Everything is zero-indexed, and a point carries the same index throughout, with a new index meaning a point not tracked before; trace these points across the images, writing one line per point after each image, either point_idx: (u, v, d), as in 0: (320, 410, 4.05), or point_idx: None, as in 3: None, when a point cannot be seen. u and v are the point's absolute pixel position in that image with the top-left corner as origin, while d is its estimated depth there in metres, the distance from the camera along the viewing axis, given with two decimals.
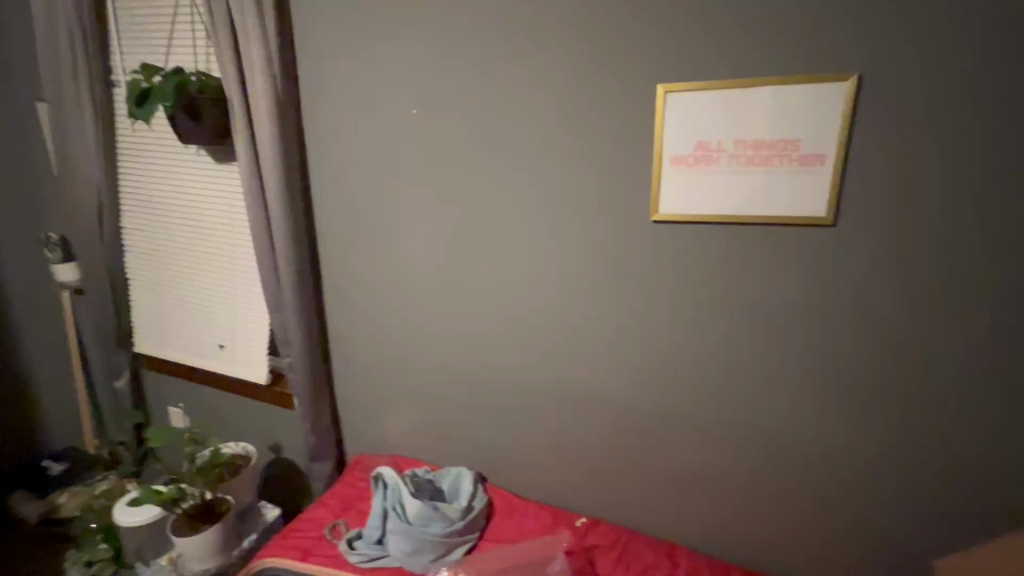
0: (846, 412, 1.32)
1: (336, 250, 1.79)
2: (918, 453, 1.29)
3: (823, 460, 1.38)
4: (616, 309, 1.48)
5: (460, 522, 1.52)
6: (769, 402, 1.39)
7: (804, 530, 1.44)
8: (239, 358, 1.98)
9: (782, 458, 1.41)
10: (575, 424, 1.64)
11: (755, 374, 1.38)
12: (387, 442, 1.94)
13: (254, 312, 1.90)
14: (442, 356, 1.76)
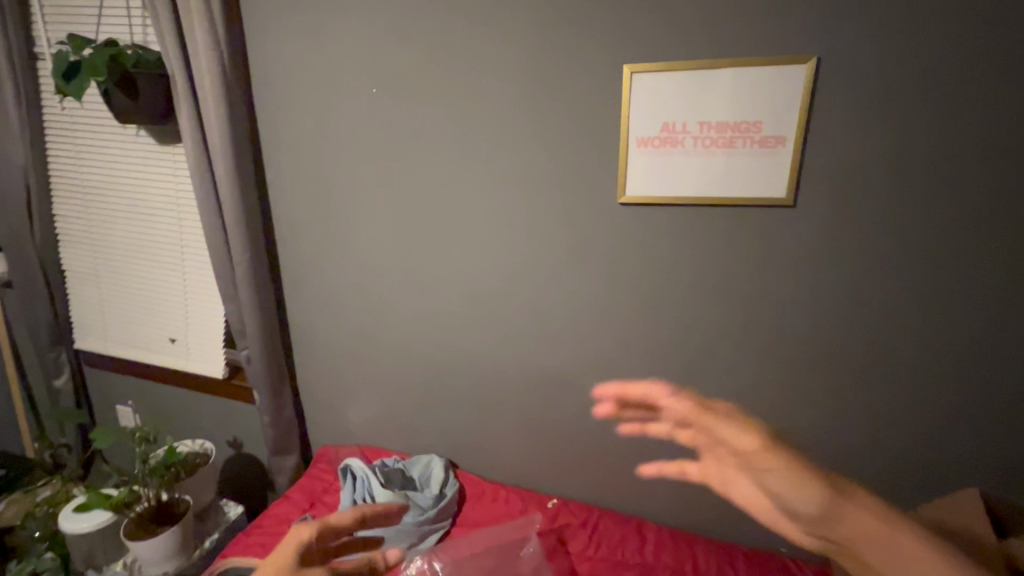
0: (803, 385, 1.38)
1: (293, 237, 1.71)
2: (868, 421, 1.36)
3: (781, 433, 1.43)
4: (583, 293, 1.48)
5: (433, 510, 1.51)
6: (732, 379, 1.43)
7: None
8: (192, 352, 1.88)
9: None
10: (545, 407, 1.64)
11: (717, 353, 1.42)
12: (353, 433, 1.90)
13: (206, 303, 1.80)
14: (409, 344, 1.72)
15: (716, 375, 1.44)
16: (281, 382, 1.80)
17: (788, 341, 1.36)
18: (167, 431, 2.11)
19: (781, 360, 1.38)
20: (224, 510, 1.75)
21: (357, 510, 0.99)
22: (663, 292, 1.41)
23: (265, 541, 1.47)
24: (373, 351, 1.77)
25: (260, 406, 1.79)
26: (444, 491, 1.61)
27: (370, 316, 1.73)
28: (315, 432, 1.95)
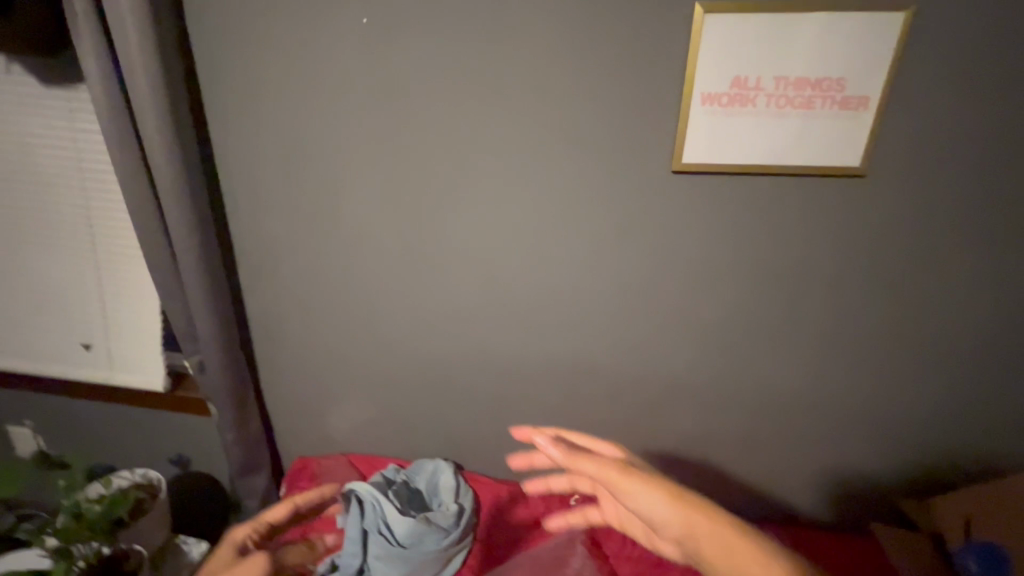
0: (847, 364, 1.33)
1: (253, 211, 1.37)
2: (906, 396, 1.34)
3: (819, 412, 1.38)
4: (620, 274, 1.31)
5: (457, 529, 1.31)
6: (775, 360, 1.35)
7: (794, 477, 1.47)
8: (119, 360, 1.48)
9: (781, 414, 1.40)
10: (567, 402, 1.47)
11: (762, 335, 1.32)
12: (338, 437, 1.65)
13: (136, 298, 1.41)
14: (407, 336, 1.47)
15: (760, 358, 1.35)
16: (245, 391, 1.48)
17: (839, 321, 1.28)
18: (89, 452, 1.71)
19: (829, 340, 1.31)
20: (184, 549, 1.43)
21: (288, 503, 1.18)
22: (711, 271, 1.27)
23: None
24: (362, 346, 1.51)
25: (220, 421, 1.46)
26: (460, 501, 1.39)
27: (358, 306, 1.45)
28: (289, 438, 1.67)
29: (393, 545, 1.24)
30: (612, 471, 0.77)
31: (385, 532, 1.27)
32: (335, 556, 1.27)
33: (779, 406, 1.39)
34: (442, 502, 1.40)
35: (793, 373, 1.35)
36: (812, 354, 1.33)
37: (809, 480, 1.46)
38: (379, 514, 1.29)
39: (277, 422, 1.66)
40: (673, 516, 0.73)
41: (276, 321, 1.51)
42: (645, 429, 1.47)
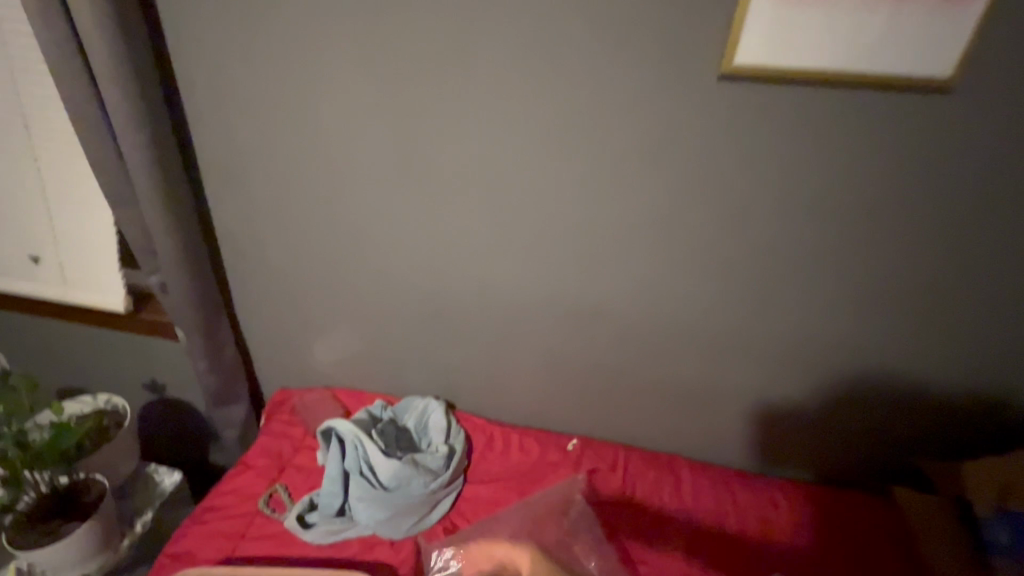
0: (899, 323, 1.14)
1: (227, 106, 1.20)
2: (962, 363, 1.16)
3: (857, 374, 1.21)
4: (643, 202, 1.12)
5: (445, 472, 1.22)
6: (816, 313, 1.16)
7: (819, 445, 1.31)
8: (73, 277, 1.33)
9: (814, 374, 1.23)
10: (571, 346, 1.33)
11: (809, 284, 1.14)
12: (322, 370, 1.52)
13: (87, 207, 1.24)
14: (397, 263, 1.32)
15: (802, 311, 1.17)
16: (215, 315, 1.34)
17: (901, 271, 1.09)
18: (54, 374, 1.59)
19: (884, 296, 1.12)
20: (155, 480, 1.33)
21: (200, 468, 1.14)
22: (753, 205, 1.08)
23: (227, 529, 1.12)
24: (349, 271, 1.36)
25: (188, 347, 1.33)
26: (450, 443, 1.29)
27: (344, 223, 1.30)
28: (269, 369, 1.55)
29: (376, 487, 1.16)
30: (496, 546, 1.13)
31: (368, 473, 1.18)
32: (314, 494, 1.18)
33: (813, 367, 1.23)
34: (430, 443, 1.31)
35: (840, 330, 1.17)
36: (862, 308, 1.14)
37: (837, 447, 1.31)
38: (362, 455, 1.19)
39: (256, 351, 1.53)
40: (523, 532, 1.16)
41: (254, 238, 1.36)
42: (658, 379, 1.33)
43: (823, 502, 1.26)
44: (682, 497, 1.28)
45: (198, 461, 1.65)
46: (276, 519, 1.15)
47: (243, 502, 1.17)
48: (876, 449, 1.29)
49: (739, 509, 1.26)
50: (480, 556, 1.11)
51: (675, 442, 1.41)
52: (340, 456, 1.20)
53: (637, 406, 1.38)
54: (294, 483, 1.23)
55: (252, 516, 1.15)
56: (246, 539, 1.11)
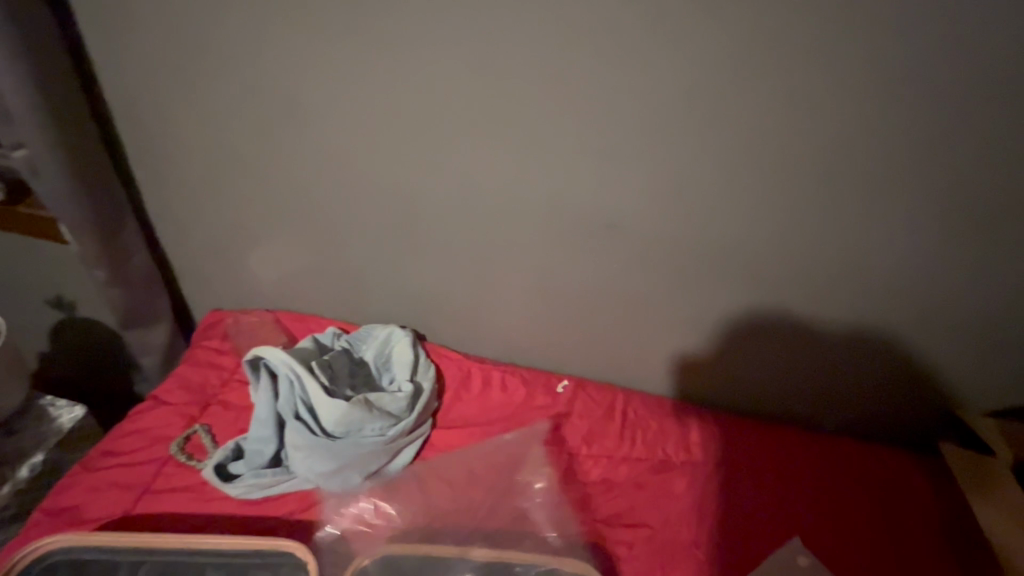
0: (996, 254, 0.88)
1: None
2: None
3: (923, 318, 0.97)
4: (673, 72, 0.82)
5: (409, 416, 0.99)
6: (888, 240, 0.90)
7: (858, 398, 1.09)
8: None
9: (869, 316, 0.99)
10: (569, 268, 1.07)
11: (888, 199, 0.86)
12: (264, 290, 1.25)
13: None
14: (351, 152, 1.03)
15: (872, 235, 0.90)
16: (115, 213, 1.06)
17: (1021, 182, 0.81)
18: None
19: (989, 213, 0.84)
20: (50, 415, 1.08)
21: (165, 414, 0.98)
22: (831, 82, 0.78)
23: (127, 480, 0.89)
24: (291, 161, 1.07)
25: (79, 253, 1.03)
26: (417, 381, 1.06)
27: (280, 93, 0.99)
28: (201, 286, 1.28)
29: (317, 435, 0.92)
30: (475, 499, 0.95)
31: (307, 417, 0.94)
32: (241, 440, 0.95)
33: (873, 308, 0.98)
34: (393, 380, 1.07)
35: (919, 261, 0.91)
36: (954, 233, 0.87)
37: (878, 403, 1.09)
38: (301, 394, 0.95)
39: (182, 263, 1.25)
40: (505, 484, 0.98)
41: (166, 111, 1.06)
42: (673, 316, 1.08)
43: (861, 462, 1.05)
44: (690, 451, 1.07)
45: (122, 392, 1.40)
46: (193, 468, 0.91)
47: (151, 446, 0.94)
48: (929, 406, 1.08)
49: (760, 470, 1.04)
50: (442, 516, 0.91)
51: (687, 390, 1.18)
52: (272, 394, 0.96)
53: (644, 346, 1.14)
54: (219, 423, 0.99)
55: (162, 464, 0.92)
56: (150, 492, 0.88)
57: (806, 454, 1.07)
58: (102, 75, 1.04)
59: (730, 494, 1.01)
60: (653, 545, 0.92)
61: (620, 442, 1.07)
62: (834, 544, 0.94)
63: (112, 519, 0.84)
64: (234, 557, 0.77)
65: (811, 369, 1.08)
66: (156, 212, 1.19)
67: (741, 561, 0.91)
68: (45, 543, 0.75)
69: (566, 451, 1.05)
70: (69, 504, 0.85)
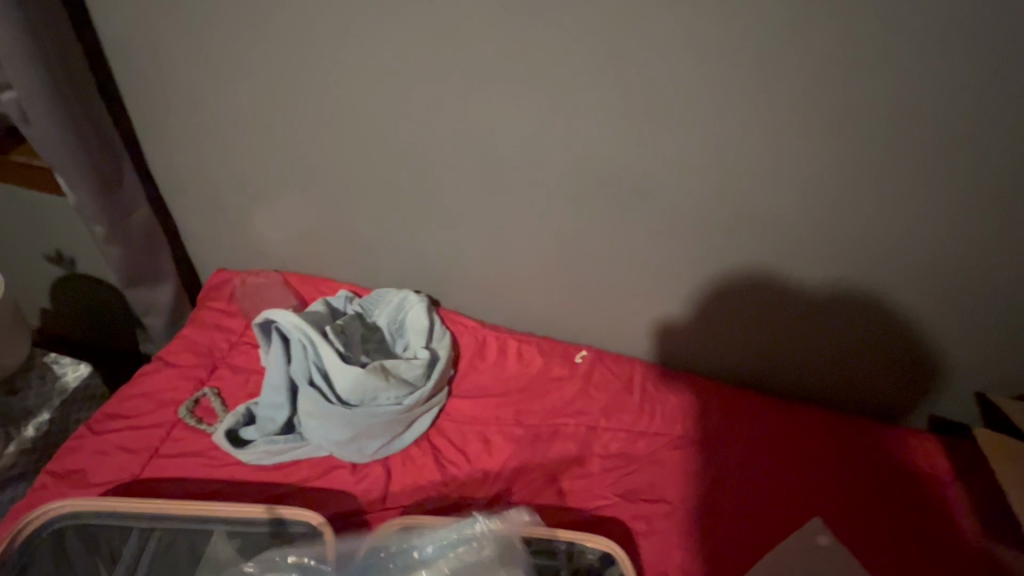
0: None
1: None
2: None
3: (973, 299, 0.90)
4: (721, 25, 0.74)
5: (425, 384, 0.96)
6: (949, 218, 0.82)
7: (896, 376, 1.03)
8: None
9: (919, 296, 0.92)
10: (595, 237, 1.00)
11: (949, 171, 0.78)
12: (270, 249, 1.19)
13: None
14: (364, 106, 0.95)
15: (928, 210, 0.82)
16: (111, 163, 0.99)
17: None
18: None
19: None
20: (54, 373, 1.05)
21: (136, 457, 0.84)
22: (900, 37, 0.69)
23: (134, 443, 0.86)
24: (297, 113, 0.99)
25: (75, 205, 0.98)
26: (433, 348, 1.02)
27: (285, 37, 0.90)
28: (204, 244, 1.22)
29: (331, 401, 0.89)
30: (485, 480, 0.91)
31: (320, 384, 0.90)
32: (252, 405, 0.92)
33: (919, 286, 0.90)
34: (408, 346, 1.03)
35: (972, 237, 0.84)
36: (1023, 211, 0.79)
37: (919, 384, 1.03)
38: (314, 359, 0.91)
39: (185, 219, 1.19)
40: (515, 465, 0.94)
41: (162, 54, 0.97)
42: (702, 289, 1.02)
43: (882, 444, 1.02)
44: (710, 430, 1.03)
45: (128, 350, 1.37)
46: (203, 432, 0.89)
47: (159, 410, 0.91)
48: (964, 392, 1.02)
49: (781, 448, 1.01)
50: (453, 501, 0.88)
51: (714, 364, 1.13)
52: (284, 358, 0.92)
53: (672, 320, 1.09)
54: (229, 387, 0.96)
55: (171, 427, 0.89)
56: (159, 456, 0.85)
57: (828, 432, 1.03)
58: (91, 10, 0.95)
59: (750, 472, 0.97)
60: (672, 519, 0.90)
61: (639, 415, 1.04)
62: (853, 524, 0.91)
63: (122, 482, 0.81)
64: (247, 525, 0.75)
65: (842, 350, 1.02)
66: (155, 165, 1.12)
67: (756, 543, 0.88)
68: (53, 507, 0.73)
69: (583, 423, 1.02)
70: (74, 467, 0.83)
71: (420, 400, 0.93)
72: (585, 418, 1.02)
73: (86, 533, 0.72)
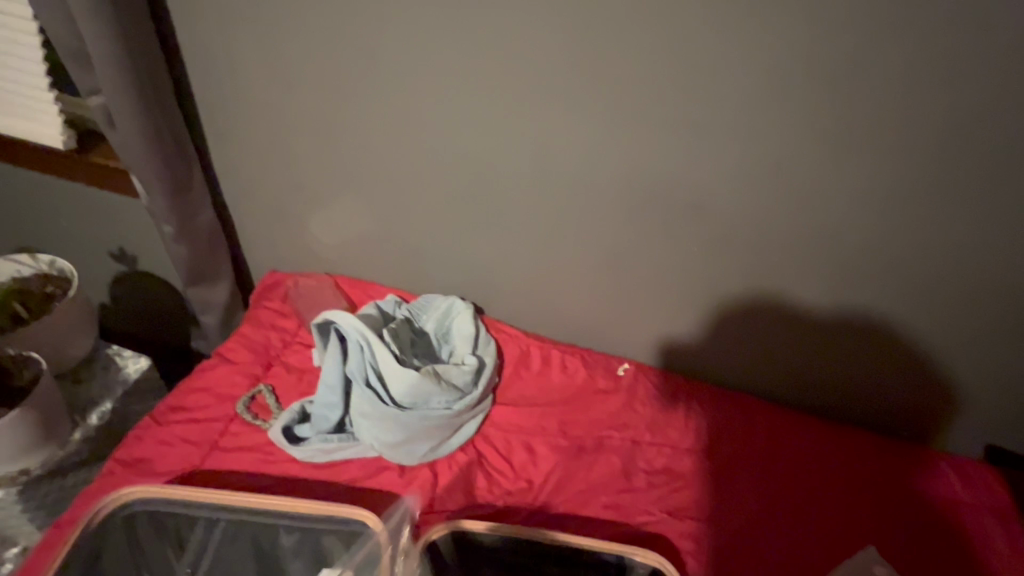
0: None
1: None
2: None
3: None
4: (782, 49, 0.75)
5: (474, 390, 0.97)
6: (1013, 241, 0.81)
7: (961, 402, 0.99)
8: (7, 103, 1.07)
9: (981, 320, 0.89)
10: (645, 252, 1.00)
11: (1016, 196, 0.77)
12: (322, 252, 1.22)
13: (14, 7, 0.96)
14: (421, 118, 0.98)
15: (990, 233, 0.81)
16: (183, 165, 1.03)
17: None
18: (13, 228, 1.36)
19: None
20: (116, 364, 1.09)
21: (199, 447, 0.88)
22: (965, 64, 0.70)
23: (195, 435, 0.89)
24: (363, 121, 1.02)
25: (148, 204, 1.03)
26: (480, 355, 1.03)
27: (351, 52, 0.94)
28: (260, 245, 1.26)
29: (386, 403, 0.90)
30: (531, 489, 0.91)
31: (375, 385, 0.92)
32: (306, 403, 0.94)
33: (981, 310, 0.88)
34: (454, 352, 1.04)
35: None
36: None
37: (984, 413, 0.99)
38: (370, 361, 0.93)
39: (243, 221, 1.23)
40: (561, 476, 0.93)
41: (237, 61, 1.01)
42: (752, 308, 1.00)
43: (937, 471, 0.98)
44: (760, 449, 1.00)
45: (177, 345, 1.42)
46: (258, 428, 0.91)
47: (217, 404, 0.94)
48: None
49: (832, 469, 0.98)
50: (501, 508, 0.88)
51: (762, 385, 1.10)
52: (341, 358, 0.94)
53: (719, 339, 1.07)
54: (283, 386, 0.98)
55: (228, 422, 0.92)
56: (218, 449, 0.88)
57: (879, 456, 1.00)
58: (170, 26, 1.01)
59: (801, 493, 0.95)
60: (721, 542, 0.88)
61: (685, 431, 1.02)
62: (908, 552, 0.89)
63: (182, 473, 0.84)
64: (306, 522, 0.76)
65: (901, 373, 0.99)
66: (220, 167, 1.17)
67: (807, 567, 0.86)
68: (125, 493, 0.75)
69: (628, 437, 1.01)
70: (140, 456, 0.86)
71: (468, 406, 0.94)
72: (631, 432, 1.01)
73: (155, 521, 0.75)
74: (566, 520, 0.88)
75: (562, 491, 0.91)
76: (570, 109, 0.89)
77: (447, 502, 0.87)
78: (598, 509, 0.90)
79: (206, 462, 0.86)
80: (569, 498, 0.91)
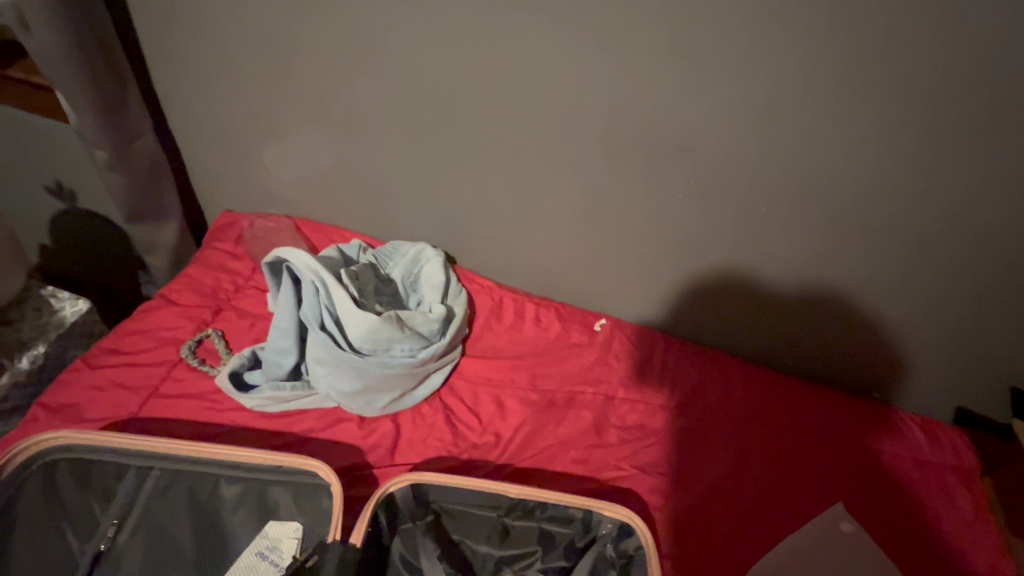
0: None
1: None
2: None
3: None
4: None
5: (440, 340, 0.91)
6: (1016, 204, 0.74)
7: (939, 368, 0.96)
8: None
9: (972, 285, 0.84)
10: (625, 201, 0.93)
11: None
12: (280, 191, 1.13)
13: None
14: (384, 43, 0.87)
15: (992, 196, 0.75)
16: (116, 85, 0.92)
17: None
18: None
19: None
20: (51, 306, 1.00)
21: (137, 393, 0.81)
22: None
23: (132, 381, 0.82)
24: (319, 44, 0.91)
25: (77, 127, 0.92)
26: (449, 304, 0.97)
27: None
28: (212, 182, 1.16)
29: (343, 349, 0.84)
30: (495, 444, 0.87)
31: (332, 329, 0.85)
32: (258, 348, 0.88)
33: (972, 276, 0.83)
34: (421, 301, 0.98)
35: None
36: None
37: (961, 380, 0.96)
38: (326, 304, 0.86)
39: (194, 155, 1.13)
40: (527, 431, 0.89)
41: None
42: (736, 266, 0.94)
43: (908, 432, 0.97)
44: (734, 408, 0.97)
45: (125, 290, 1.32)
46: (204, 374, 0.85)
47: (160, 348, 0.86)
48: (999, 388, 0.95)
49: (804, 431, 0.96)
50: (463, 464, 0.84)
51: (741, 346, 1.06)
52: (296, 301, 0.87)
53: (699, 297, 1.01)
54: (234, 330, 0.91)
55: (172, 366, 0.85)
56: (158, 395, 0.81)
57: (852, 417, 0.98)
58: None
59: (773, 453, 0.93)
60: (688, 499, 0.85)
61: (659, 387, 0.99)
62: (876, 512, 0.88)
63: (118, 420, 0.77)
64: (248, 472, 0.70)
65: (883, 335, 0.95)
66: (164, 92, 1.06)
67: (775, 525, 0.85)
68: (48, 438, 0.69)
69: (601, 392, 0.97)
70: (69, 402, 0.79)
71: (433, 356, 0.88)
72: (604, 388, 0.97)
73: (80, 467, 0.69)
74: (530, 476, 0.84)
75: (528, 448, 0.87)
76: (549, 36, 0.79)
77: (409, 456, 0.83)
78: (564, 466, 0.86)
79: (144, 408, 0.79)
80: (535, 453, 0.87)
